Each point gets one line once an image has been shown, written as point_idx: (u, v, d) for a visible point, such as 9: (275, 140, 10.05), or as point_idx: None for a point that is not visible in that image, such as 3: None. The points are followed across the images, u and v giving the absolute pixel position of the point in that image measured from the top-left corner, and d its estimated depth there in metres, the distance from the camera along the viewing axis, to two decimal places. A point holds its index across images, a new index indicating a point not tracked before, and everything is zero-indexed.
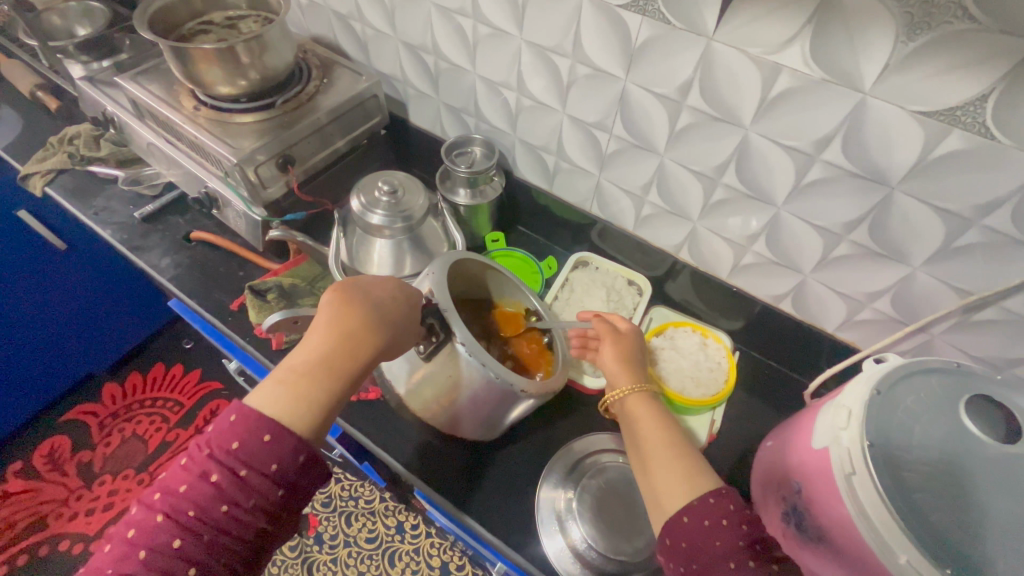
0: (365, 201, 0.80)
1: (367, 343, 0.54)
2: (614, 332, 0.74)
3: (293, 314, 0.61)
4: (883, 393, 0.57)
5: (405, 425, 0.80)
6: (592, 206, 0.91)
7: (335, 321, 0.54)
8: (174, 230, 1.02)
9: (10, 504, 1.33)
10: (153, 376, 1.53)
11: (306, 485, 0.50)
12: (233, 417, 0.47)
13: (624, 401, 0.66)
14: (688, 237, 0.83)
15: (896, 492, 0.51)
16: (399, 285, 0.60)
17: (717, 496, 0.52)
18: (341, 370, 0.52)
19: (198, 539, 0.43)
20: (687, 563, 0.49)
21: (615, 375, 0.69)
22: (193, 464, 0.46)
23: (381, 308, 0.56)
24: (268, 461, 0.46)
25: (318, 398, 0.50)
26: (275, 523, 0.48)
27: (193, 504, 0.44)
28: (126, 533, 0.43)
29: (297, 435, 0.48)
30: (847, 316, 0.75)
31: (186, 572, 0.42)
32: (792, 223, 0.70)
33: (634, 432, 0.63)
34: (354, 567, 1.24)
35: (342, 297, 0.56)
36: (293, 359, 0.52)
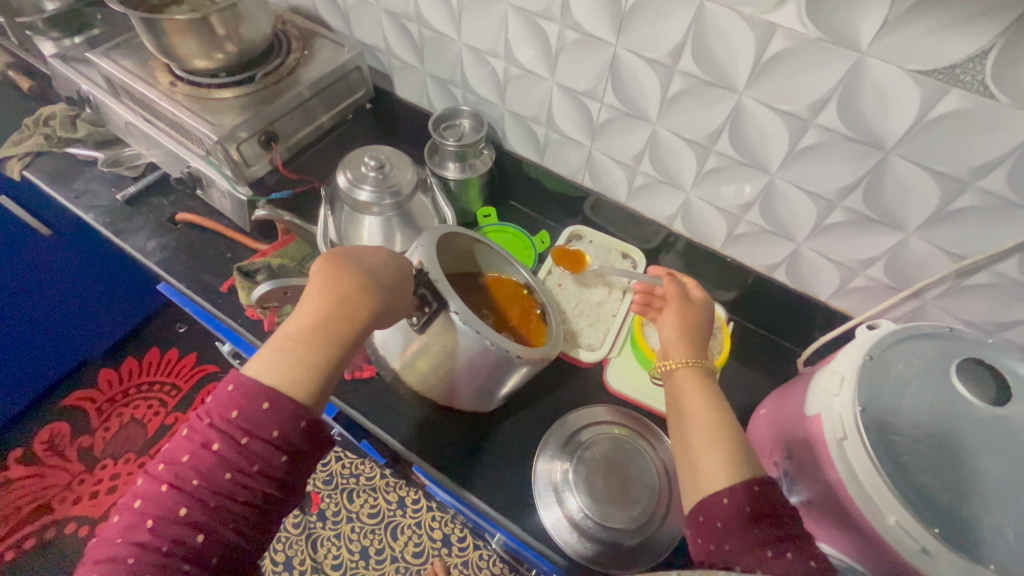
0: (352, 177, 0.78)
1: (361, 305, 0.52)
2: (682, 300, 0.73)
3: (283, 284, 0.60)
4: (876, 358, 0.57)
5: (401, 403, 0.80)
6: (584, 178, 0.90)
7: (327, 285, 0.52)
8: (159, 211, 0.99)
9: (13, 490, 1.34)
10: (149, 361, 1.53)
11: (313, 452, 0.49)
12: (231, 386, 0.46)
13: (675, 372, 0.66)
14: (682, 208, 0.82)
15: (886, 456, 0.51)
16: (391, 252, 0.59)
17: (763, 487, 0.51)
18: (336, 335, 0.50)
19: (204, 507, 0.43)
20: (720, 543, 0.49)
21: (674, 345, 0.69)
22: (194, 434, 0.45)
23: (374, 272, 0.54)
24: (270, 428, 0.45)
25: (316, 363, 0.49)
26: (283, 490, 0.47)
27: (196, 472, 0.43)
28: (133, 503, 0.43)
29: (296, 401, 0.47)
30: (841, 283, 0.75)
31: (195, 538, 0.42)
32: (786, 191, 0.69)
33: (680, 402, 0.63)
34: (358, 541, 1.27)
35: (332, 262, 0.54)
36: (287, 326, 0.50)
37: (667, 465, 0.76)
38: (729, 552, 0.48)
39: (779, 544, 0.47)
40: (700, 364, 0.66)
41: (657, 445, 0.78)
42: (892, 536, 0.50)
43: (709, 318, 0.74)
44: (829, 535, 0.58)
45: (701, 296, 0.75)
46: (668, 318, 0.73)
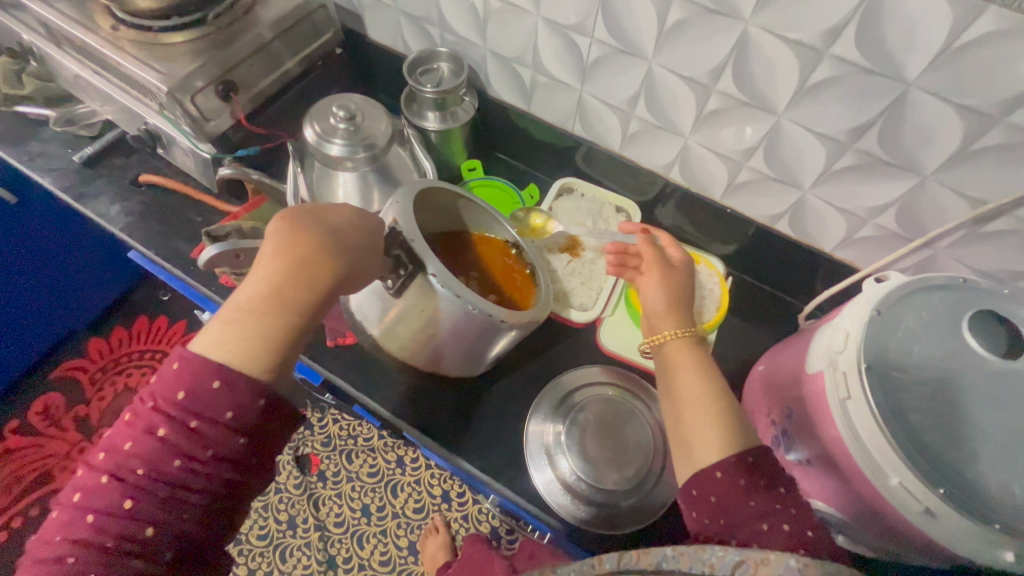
0: (320, 130, 0.71)
1: (320, 272, 0.48)
2: (661, 266, 0.70)
3: (231, 246, 0.56)
4: (884, 312, 0.54)
5: (387, 369, 0.77)
6: (574, 125, 0.83)
7: (282, 250, 0.48)
8: (121, 173, 0.93)
9: (12, 461, 1.33)
10: (138, 330, 1.49)
11: (275, 430, 0.47)
12: (176, 366, 0.44)
13: (664, 344, 0.64)
14: (679, 155, 0.76)
15: (891, 415, 0.49)
16: (358, 211, 0.54)
17: (757, 458, 0.50)
18: (292, 305, 0.47)
19: (152, 498, 0.42)
20: (715, 518, 0.48)
21: (662, 315, 0.66)
22: (137, 420, 0.43)
23: (336, 234, 0.50)
24: (223, 410, 0.44)
25: (270, 337, 0.47)
26: (243, 472, 0.46)
27: (140, 461, 0.42)
28: (73, 497, 0.42)
29: (250, 379, 0.45)
30: (848, 233, 0.70)
31: (144, 531, 0.41)
32: (793, 132, 0.63)
33: (670, 373, 0.61)
34: (359, 499, 1.28)
35: (290, 223, 0.50)
36: (239, 295, 0.48)
37: (662, 425, 0.75)
38: (725, 526, 0.47)
39: (776, 517, 0.45)
40: (690, 333, 0.64)
41: (651, 406, 0.76)
42: (894, 496, 0.48)
43: (689, 279, 0.71)
44: (827, 493, 0.57)
45: (681, 257, 0.71)
46: (650, 284, 0.69)
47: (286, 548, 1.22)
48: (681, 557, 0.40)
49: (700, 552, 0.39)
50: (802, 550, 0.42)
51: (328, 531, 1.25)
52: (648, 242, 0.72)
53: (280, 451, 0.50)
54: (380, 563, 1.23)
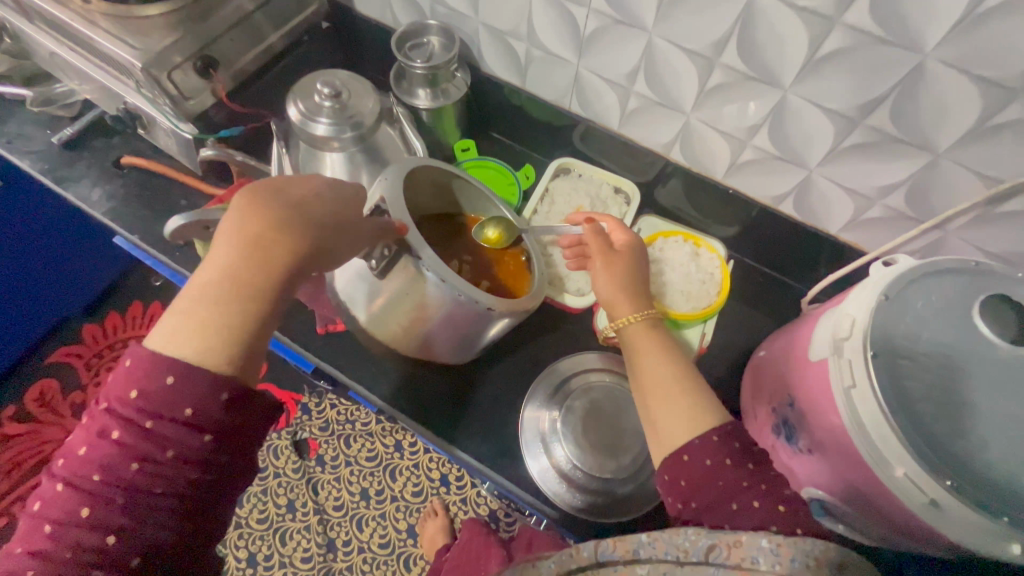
0: (304, 108, 0.68)
1: (279, 253, 0.47)
2: (607, 253, 0.65)
3: (199, 217, 0.56)
4: (892, 297, 0.51)
5: (379, 356, 0.75)
6: (571, 102, 0.80)
7: (237, 231, 0.46)
8: (103, 155, 0.89)
9: (12, 447, 1.27)
10: (134, 316, 1.41)
11: (242, 427, 0.45)
12: (128, 364, 0.43)
13: (625, 331, 0.61)
14: (680, 133, 0.73)
15: (897, 403, 0.47)
16: (314, 185, 0.52)
17: (722, 436, 0.49)
18: (251, 290, 0.45)
19: (109, 505, 0.41)
20: (687, 502, 0.48)
21: (616, 303, 0.62)
22: (92, 422, 0.42)
23: (297, 213, 0.49)
24: (179, 407, 0.42)
25: (229, 325, 0.45)
26: (211, 474, 0.44)
27: (96, 466, 0.41)
28: (35, 506, 0.42)
29: (209, 370, 0.43)
30: (854, 214, 0.68)
31: (105, 539, 0.40)
32: (800, 109, 0.60)
33: (635, 359, 0.59)
34: (357, 483, 1.27)
35: (246, 201, 0.48)
36: (192, 285, 0.46)
37: None
38: (696, 510, 0.47)
39: (746, 495, 0.45)
40: (646, 317, 0.61)
41: None
42: (897, 486, 0.47)
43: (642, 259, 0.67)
44: (826, 483, 0.56)
45: (628, 238, 0.67)
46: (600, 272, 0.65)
47: (285, 532, 1.22)
48: (656, 544, 0.42)
49: (674, 537, 0.42)
50: (775, 526, 0.43)
51: (327, 514, 1.24)
52: (594, 232, 0.67)
53: (253, 450, 0.47)
54: (380, 546, 1.23)
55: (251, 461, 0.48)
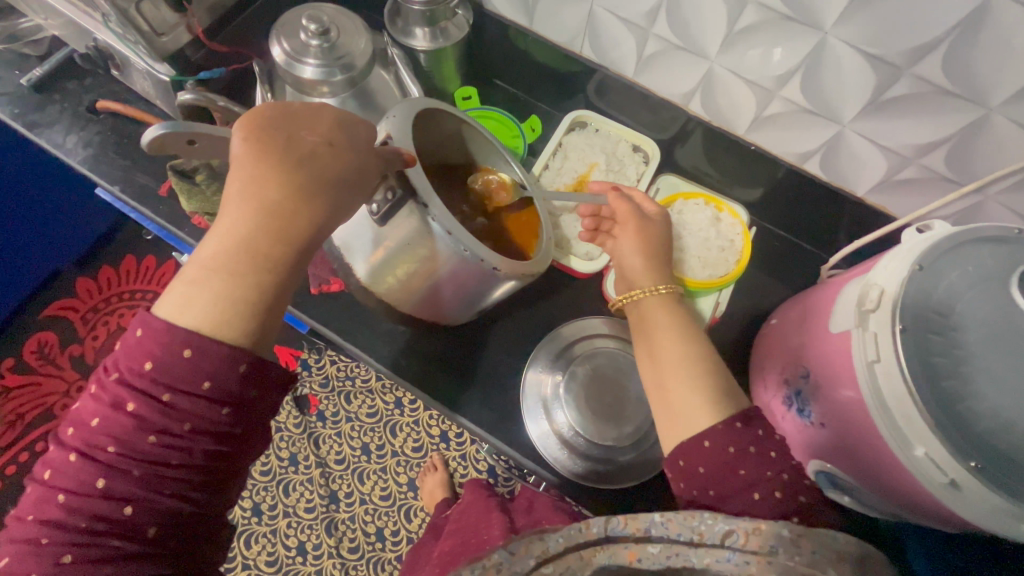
0: (290, 47, 0.62)
1: (295, 216, 0.43)
2: (637, 220, 0.63)
3: (183, 128, 0.45)
4: (927, 268, 0.48)
5: (376, 317, 0.72)
6: (583, 46, 0.73)
7: (249, 191, 0.42)
8: (76, 99, 0.82)
9: (11, 399, 1.23)
10: (126, 269, 1.33)
11: (262, 397, 0.43)
12: (139, 333, 0.40)
13: (641, 302, 0.59)
14: (702, 82, 0.67)
15: (924, 380, 0.45)
16: (328, 133, 0.45)
17: (745, 422, 0.47)
18: (268, 257, 0.42)
19: (127, 476, 0.39)
20: (705, 489, 0.46)
21: (639, 272, 0.61)
22: (103, 392, 0.39)
23: (309, 166, 0.44)
24: (199, 379, 0.39)
25: (247, 296, 0.41)
26: (232, 444, 0.42)
27: (110, 437, 0.38)
28: (43, 475, 0.39)
29: (226, 344, 0.40)
30: (886, 174, 0.63)
31: (122, 510, 0.38)
32: (841, 56, 0.54)
33: (651, 331, 0.56)
34: (358, 438, 1.28)
35: (254, 154, 0.43)
36: (203, 251, 0.42)
37: None
38: (714, 498, 0.46)
39: (768, 485, 0.45)
40: (666, 290, 0.59)
41: None
42: (916, 467, 0.45)
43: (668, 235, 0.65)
44: (838, 457, 0.54)
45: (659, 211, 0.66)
46: (624, 241, 0.63)
47: (288, 483, 1.24)
48: (670, 523, 0.38)
49: (689, 519, 0.38)
50: (794, 518, 0.43)
51: (328, 467, 1.26)
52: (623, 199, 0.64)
53: (271, 420, 0.46)
54: (380, 498, 1.25)
55: (267, 429, 0.47)
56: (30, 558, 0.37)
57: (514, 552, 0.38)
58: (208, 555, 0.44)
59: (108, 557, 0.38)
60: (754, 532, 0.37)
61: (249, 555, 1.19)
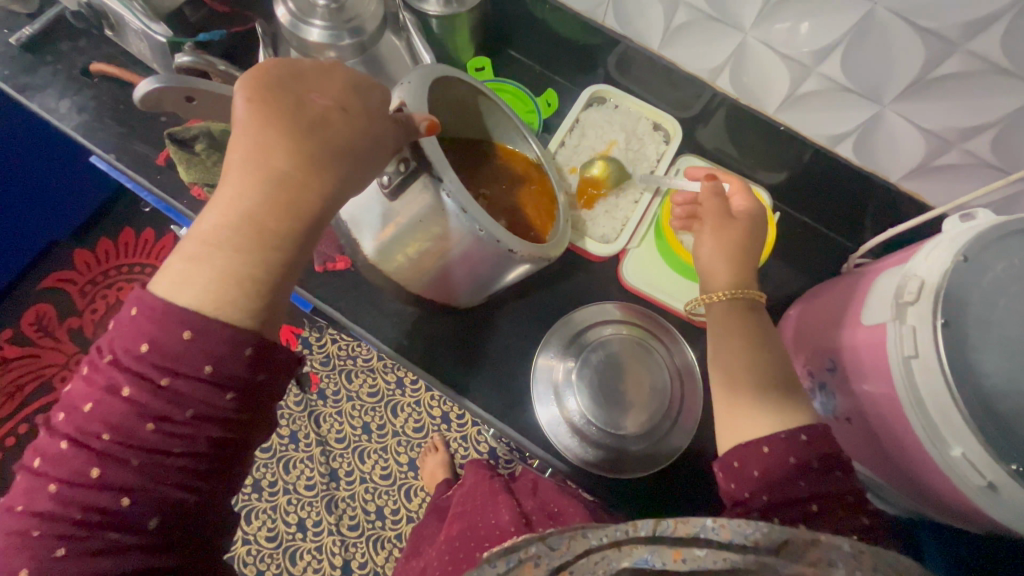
0: (295, 8, 0.58)
1: (303, 189, 0.40)
2: (720, 218, 0.58)
3: (178, 82, 0.43)
4: (971, 259, 0.45)
5: (382, 298, 0.69)
6: (606, 15, 0.69)
7: (254, 159, 0.39)
8: (68, 60, 0.78)
9: (8, 370, 1.21)
10: (124, 241, 1.30)
11: (266, 382, 0.41)
12: (134, 312, 0.37)
13: (714, 306, 0.55)
14: (733, 56, 0.63)
15: (965, 378, 0.42)
16: (339, 98, 0.42)
17: (810, 436, 0.46)
18: (274, 233, 0.39)
19: (124, 465, 0.37)
20: (758, 492, 0.45)
21: (717, 272, 0.56)
22: (97, 376, 0.37)
23: (318, 133, 0.40)
24: (200, 363, 0.37)
25: (251, 274, 0.39)
26: (235, 431, 0.40)
27: (105, 424, 0.36)
28: (34, 463, 0.37)
29: (229, 325, 0.38)
30: (924, 159, 0.60)
31: (119, 501, 0.36)
32: (888, 29, 0.50)
33: (717, 338, 0.53)
34: (359, 417, 1.27)
35: (260, 118, 0.39)
36: (204, 225, 0.39)
37: (680, 369, 0.69)
38: (767, 503, 0.44)
39: (826, 500, 0.44)
40: (745, 295, 0.54)
41: (670, 347, 0.70)
42: (950, 467, 0.43)
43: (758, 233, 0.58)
44: (863, 452, 0.53)
45: (749, 205, 0.59)
46: (706, 237, 0.58)
47: (289, 461, 1.23)
48: (721, 529, 0.34)
49: (743, 525, 0.34)
50: (858, 535, 0.42)
51: (329, 446, 1.25)
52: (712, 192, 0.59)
53: (276, 405, 0.43)
54: (381, 478, 1.24)
55: (272, 414, 0.44)
56: (21, 552, 0.35)
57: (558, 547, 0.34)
58: (212, 546, 0.42)
59: (104, 550, 0.36)
60: (812, 545, 0.33)
61: (249, 531, 1.19)
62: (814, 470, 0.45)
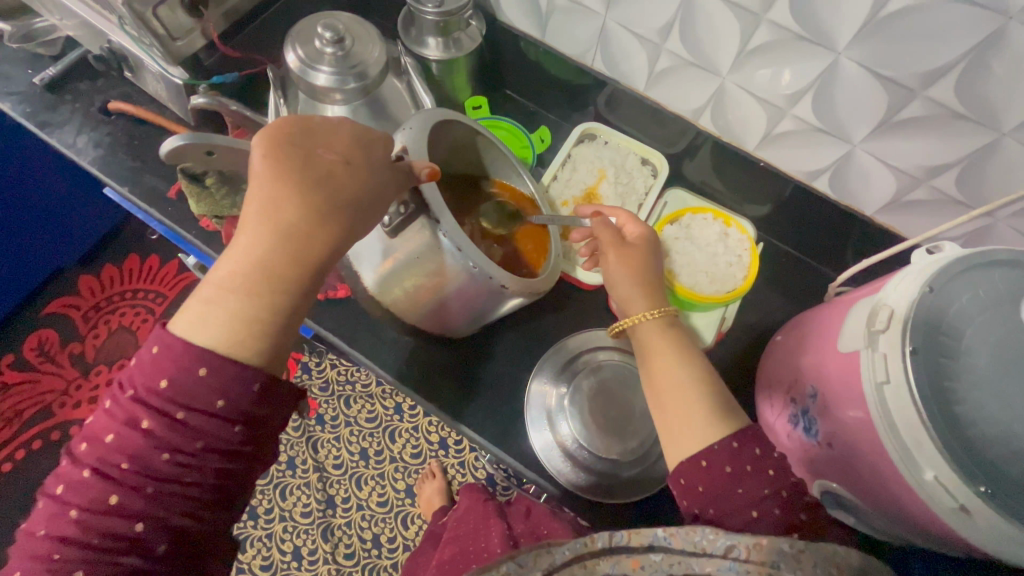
0: (304, 54, 0.62)
1: (310, 238, 0.43)
2: (618, 245, 0.61)
3: (202, 139, 0.47)
4: (936, 290, 0.47)
5: (381, 325, 0.72)
6: (594, 59, 0.73)
7: (267, 211, 0.42)
8: (88, 99, 0.83)
9: (10, 395, 1.22)
10: (129, 268, 1.33)
11: (272, 416, 0.43)
12: (155, 350, 0.40)
13: (638, 328, 0.57)
14: (713, 98, 0.67)
15: (934, 403, 0.44)
16: (345, 152, 0.45)
17: (740, 442, 0.47)
18: (283, 276, 0.42)
19: (139, 493, 0.39)
20: (705, 508, 0.46)
21: (630, 299, 0.59)
22: (118, 409, 0.40)
23: (325, 186, 0.44)
24: (212, 398, 0.40)
25: (261, 316, 0.42)
26: (240, 461, 0.43)
27: (124, 454, 0.39)
28: (56, 489, 0.39)
29: (240, 363, 0.40)
30: (895, 195, 0.63)
31: (133, 527, 0.38)
32: (853, 77, 0.55)
33: (648, 358, 0.55)
34: (357, 443, 1.27)
35: (273, 173, 0.43)
36: (220, 270, 0.42)
37: None
38: (713, 518, 0.46)
39: (767, 503, 0.45)
40: (664, 312, 0.57)
41: None
42: (925, 491, 0.45)
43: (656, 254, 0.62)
44: (844, 477, 0.54)
45: (642, 231, 0.62)
46: (610, 264, 0.60)
47: (285, 487, 1.23)
48: (672, 537, 0.42)
49: (691, 534, 0.41)
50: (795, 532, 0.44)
51: (326, 472, 1.25)
52: (601, 222, 0.62)
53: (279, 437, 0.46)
54: (378, 504, 1.24)
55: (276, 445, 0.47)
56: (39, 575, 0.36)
57: (524, 564, 0.42)
58: (213, 573, 0.44)
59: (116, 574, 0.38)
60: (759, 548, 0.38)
61: (245, 560, 1.18)
62: (761, 477, 0.46)
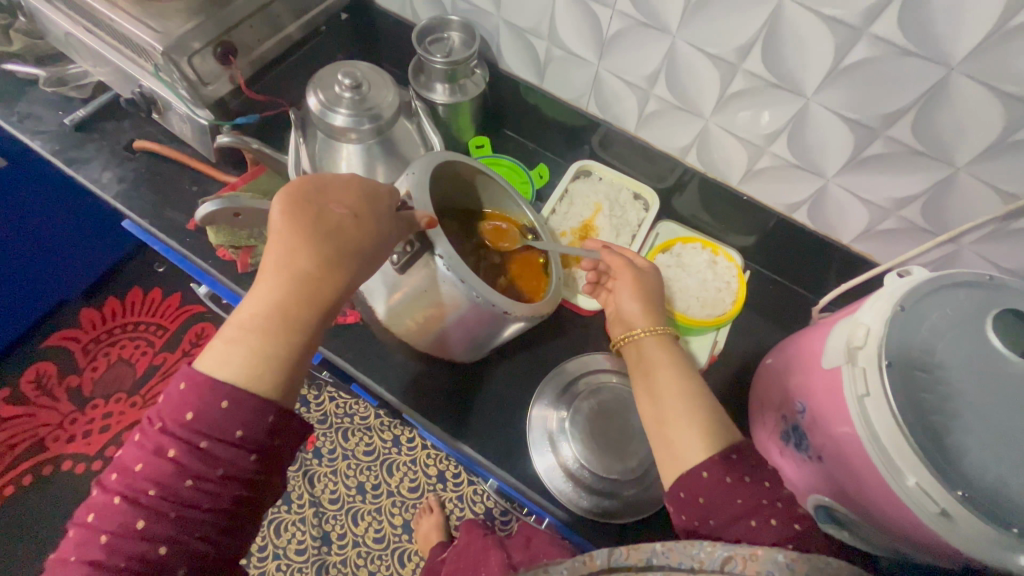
0: (324, 98, 0.68)
1: (322, 284, 0.47)
2: (633, 270, 0.68)
3: (232, 204, 0.54)
4: (907, 309, 0.52)
5: (388, 349, 0.75)
6: (589, 103, 0.80)
7: (284, 260, 0.46)
8: (114, 139, 0.88)
9: (5, 429, 1.22)
10: (132, 301, 1.36)
11: (284, 445, 0.46)
12: (182, 386, 0.43)
13: (640, 341, 0.62)
14: (698, 138, 0.73)
15: (912, 412, 0.47)
16: (354, 206, 0.50)
17: (740, 454, 0.50)
18: (298, 319, 0.46)
19: (163, 518, 0.41)
20: (705, 519, 0.48)
21: (636, 316, 0.65)
22: (147, 440, 0.42)
23: (335, 239, 0.48)
24: (233, 428, 0.43)
25: (278, 355, 0.45)
26: (255, 489, 0.45)
27: (151, 481, 0.41)
28: (87, 517, 0.41)
29: (258, 396, 0.44)
30: (868, 225, 0.69)
31: (157, 552, 0.40)
32: (822, 118, 0.61)
33: (649, 369, 0.59)
34: (354, 477, 1.27)
35: (290, 228, 0.47)
36: (241, 313, 0.46)
37: None
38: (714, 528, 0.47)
39: (763, 512, 0.46)
40: (665, 330, 0.63)
41: None
42: (910, 498, 0.47)
43: (660, 284, 0.69)
44: (835, 492, 0.56)
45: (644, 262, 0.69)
46: (623, 289, 0.67)
47: (280, 524, 1.21)
48: (671, 552, 0.42)
49: (689, 547, 0.42)
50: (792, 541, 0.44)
51: (322, 507, 1.24)
52: (615, 253, 0.69)
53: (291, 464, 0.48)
54: (374, 541, 1.22)
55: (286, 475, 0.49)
56: None
57: None
58: None
59: None
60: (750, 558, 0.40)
61: None
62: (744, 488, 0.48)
